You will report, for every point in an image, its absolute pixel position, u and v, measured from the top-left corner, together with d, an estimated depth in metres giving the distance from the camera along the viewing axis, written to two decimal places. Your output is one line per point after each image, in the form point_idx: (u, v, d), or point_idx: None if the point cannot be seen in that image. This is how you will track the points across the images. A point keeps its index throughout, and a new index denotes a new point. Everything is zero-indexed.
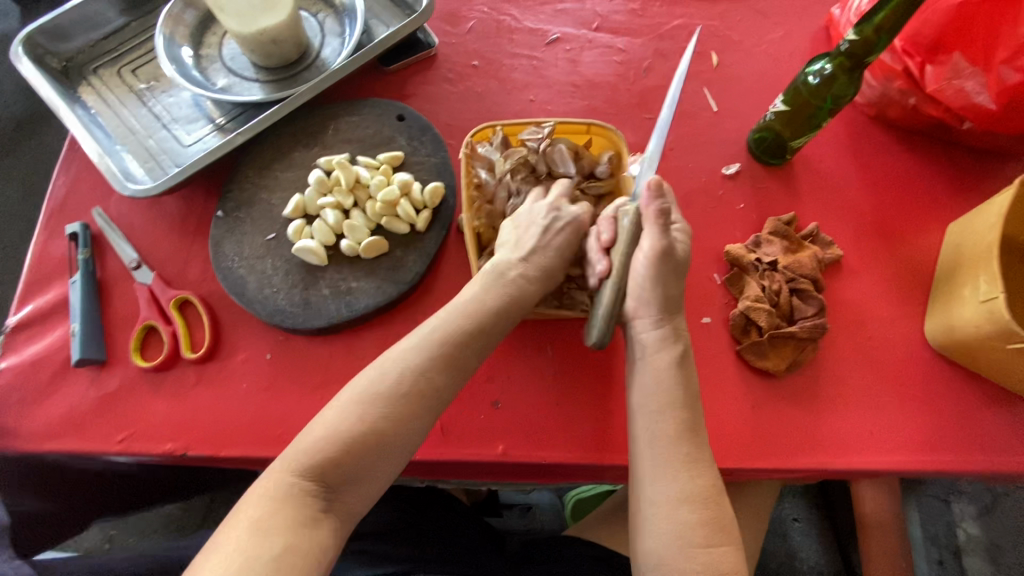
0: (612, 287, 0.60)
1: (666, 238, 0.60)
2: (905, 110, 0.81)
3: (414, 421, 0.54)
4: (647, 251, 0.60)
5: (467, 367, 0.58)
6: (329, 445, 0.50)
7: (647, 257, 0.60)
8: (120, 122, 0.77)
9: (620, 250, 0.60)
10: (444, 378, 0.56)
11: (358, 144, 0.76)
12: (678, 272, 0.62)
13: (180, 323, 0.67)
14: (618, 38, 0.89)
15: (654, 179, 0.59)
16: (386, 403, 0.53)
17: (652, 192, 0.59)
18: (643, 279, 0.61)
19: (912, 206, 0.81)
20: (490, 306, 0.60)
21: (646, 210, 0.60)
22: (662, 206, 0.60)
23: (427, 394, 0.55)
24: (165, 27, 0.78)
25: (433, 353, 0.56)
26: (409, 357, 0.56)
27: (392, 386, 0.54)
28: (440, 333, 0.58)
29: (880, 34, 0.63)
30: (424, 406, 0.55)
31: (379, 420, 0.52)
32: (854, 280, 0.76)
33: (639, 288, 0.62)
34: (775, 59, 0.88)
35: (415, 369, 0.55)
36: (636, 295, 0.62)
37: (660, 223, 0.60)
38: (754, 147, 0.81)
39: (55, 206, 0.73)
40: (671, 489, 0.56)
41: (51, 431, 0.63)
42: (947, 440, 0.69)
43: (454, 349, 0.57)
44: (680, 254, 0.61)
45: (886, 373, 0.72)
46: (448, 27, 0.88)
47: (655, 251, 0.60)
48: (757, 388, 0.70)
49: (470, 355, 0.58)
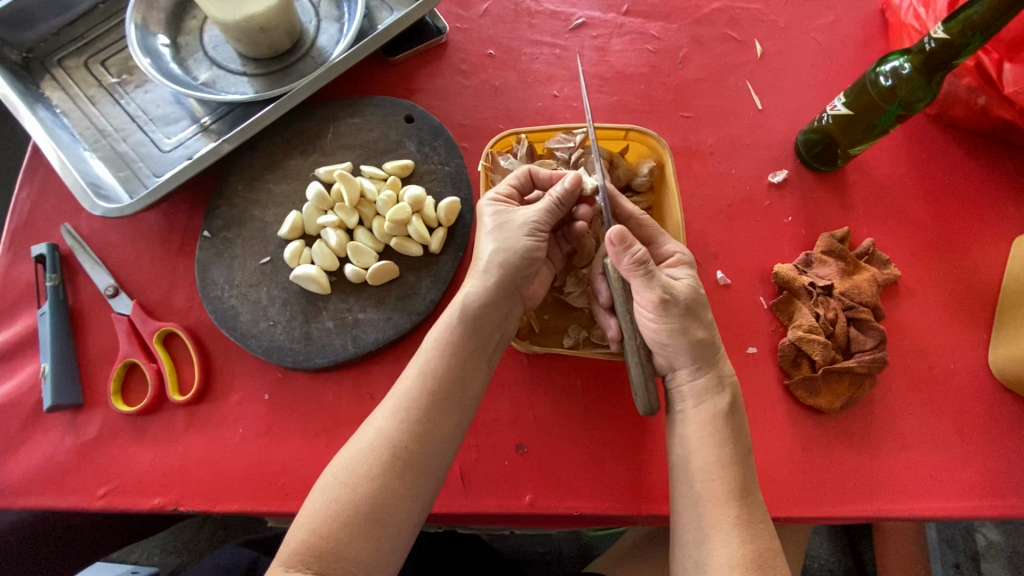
0: (630, 351, 0.54)
1: (657, 288, 0.52)
2: (971, 110, 0.70)
3: (403, 492, 0.48)
4: (646, 305, 0.53)
5: (455, 421, 0.52)
6: (317, 533, 0.45)
7: (650, 313, 0.53)
8: (89, 122, 0.68)
9: (621, 311, 0.54)
10: (428, 440, 0.50)
11: (362, 151, 0.67)
12: (693, 312, 0.54)
13: (164, 360, 0.60)
14: (651, 24, 0.79)
15: (614, 230, 0.51)
16: (366, 479, 0.47)
17: (616, 245, 0.51)
18: (655, 332, 0.54)
19: (979, 217, 0.72)
20: (458, 353, 0.53)
21: (620, 265, 0.52)
22: (636, 256, 0.52)
23: (416, 459, 0.49)
24: (137, 12, 0.68)
25: (407, 415, 0.50)
26: (383, 423, 0.50)
27: (367, 460, 0.48)
28: (411, 389, 0.51)
29: (971, 35, 0.54)
30: (413, 474, 0.49)
31: (363, 497, 0.47)
32: (916, 302, 0.68)
33: (658, 341, 0.55)
34: (827, 47, 0.78)
35: (391, 436, 0.49)
36: (662, 349, 0.55)
37: (643, 273, 0.52)
38: (804, 150, 0.72)
39: (20, 223, 0.65)
40: (719, 556, 0.48)
41: (24, 484, 0.57)
42: (1017, 483, 0.62)
43: (432, 406, 0.51)
44: (682, 296, 0.53)
45: (949, 408, 0.65)
46: (460, 10, 0.77)
47: (653, 304, 0.52)
48: (807, 427, 0.63)
49: (449, 411, 0.51)
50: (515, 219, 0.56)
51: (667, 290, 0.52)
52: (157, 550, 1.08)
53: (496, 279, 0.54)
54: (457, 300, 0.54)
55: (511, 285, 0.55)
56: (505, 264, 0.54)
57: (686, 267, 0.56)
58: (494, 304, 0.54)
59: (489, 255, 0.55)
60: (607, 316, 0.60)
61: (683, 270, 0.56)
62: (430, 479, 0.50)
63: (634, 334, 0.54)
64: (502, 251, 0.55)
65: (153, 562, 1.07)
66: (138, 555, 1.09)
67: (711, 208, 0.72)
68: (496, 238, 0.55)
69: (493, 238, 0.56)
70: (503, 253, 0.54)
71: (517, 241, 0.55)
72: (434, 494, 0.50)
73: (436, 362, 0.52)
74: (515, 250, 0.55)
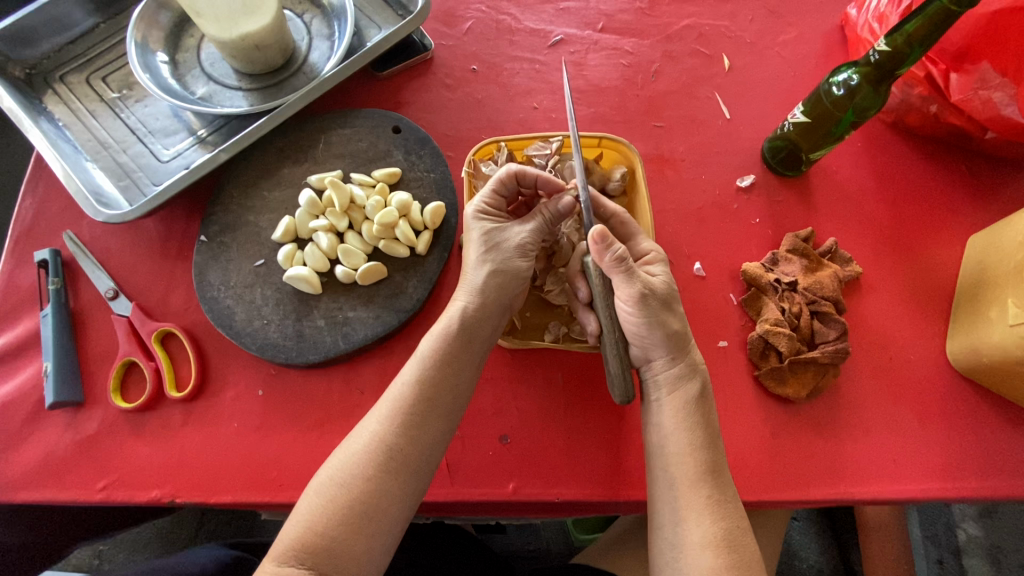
0: (608, 343, 0.56)
1: (638, 284, 0.55)
2: (925, 117, 0.75)
3: (397, 492, 0.51)
4: (626, 300, 0.56)
5: (445, 422, 0.55)
6: (315, 530, 0.48)
7: (628, 307, 0.56)
8: (90, 135, 0.71)
9: (600, 305, 0.57)
10: (421, 442, 0.53)
11: (351, 159, 0.71)
12: (668, 305, 0.58)
13: (162, 359, 0.63)
14: (625, 40, 0.84)
15: (596, 229, 0.53)
16: (362, 479, 0.50)
17: (598, 243, 0.54)
18: (632, 325, 0.57)
19: (933, 217, 0.76)
20: (451, 362, 0.56)
21: (602, 263, 0.55)
22: (616, 254, 0.55)
23: (409, 459, 0.52)
24: (137, 31, 0.72)
25: (401, 419, 0.53)
26: (377, 427, 0.52)
27: (362, 460, 0.51)
28: (407, 396, 0.54)
29: (911, 46, 0.58)
30: (407, 474, 0.51)
31: (358, 496, 0.49)
32: (876, 297, 0.72)
33: (637, 333, 0.58)
34: (790, 62, 0.83)
35: (386, 440, 0.52)
36: (639, 340, 0.58)
37: (623, 270, 0.55)
38: (769, 156, 0.77)
39: (22, 230, 0.68)
40: (693, 535, 0.51)
41: (26, 479, 0.59)
42: (975, 466, 0.65)
43: (426, 412, 0.54)
44: (659, 290, 0.57)
45: (910, 397, 0.68)
46: (445, 28, 0.82)
47: (632, 298, 0.55)
48: (776, 415, 0.66)
49: (440, 412, 0.54)
50: (505, 237, 0.60)
51: (646, 285, 0.56)
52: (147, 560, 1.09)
53: (486, 297, 0.57)
54: (441, 322, 0.58)
55: (497, 303, 0.58)
56: (493, 286, 0.58)
57: (661, 264, 0.61)
58: (477, 318, 0.57)
59: (487, 274, 0.58)
60: (587, 310, 0.63)
61: (659, 266, 0.60)
62: (423, 473, 0.53)
63: (613, 328, 0.56)
64: (489, 272, 0.58)
65: None
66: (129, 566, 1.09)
67: (683, 211, 0.76)
68: (483, 260, 0.59)
69: (486, 258, 0.59)
70: (491, 274, 0.58)
71: (502, 265, 0.58)
72: (425, 489, 0.53)
73: (420, 372, 0.55)
74: (511, 270, 0.59)
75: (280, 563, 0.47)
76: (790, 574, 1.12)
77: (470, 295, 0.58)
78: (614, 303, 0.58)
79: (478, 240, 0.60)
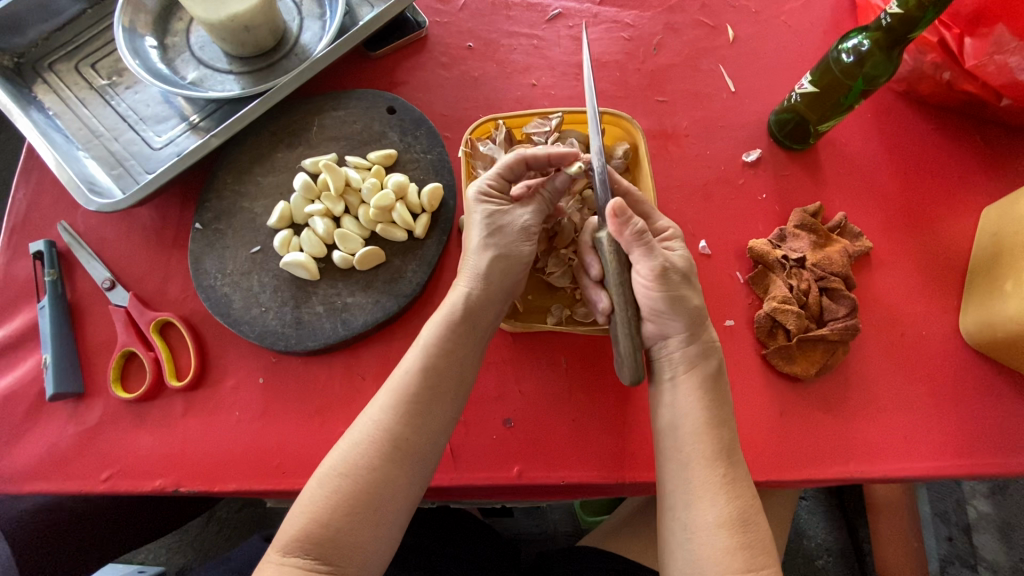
0: (621, 321, 0.55)
1: (659, 258, 0.54)
2: (938, 85, 0.72)
3: (401, 482, 0.50)
4: (645, 274, 0.54)
5: (448, 410, 0.54)
6: (320, 521, 0.47)
7: (647, 281, 0.54)
8: (81, 123, 0.70)
9: (615, 282, 0.54)
10: (425, 430, 0.52)
11: (346, 142, 0.70)
12: (688, 280, 0.56)
13: (161, 348, 0.62)
14: (625, 13, 0.81)
15: (617, 202, 0.52)
16: (363, 469, 0.49)
17: (617, 217, 0.52)
18: (650, 301, 0.55)
19: (946, 189, 0.74)
20: (452, 349, 0.55)
21: (620, 237, 0.54)
22: (637, 228, 0.53)
23: (411, 446, 0.51)
24: (124, 16, 0.70)
25: (402, 407, 0.52)
26: (379, 416, 0.52)
27: (366, 449, 0.50)
28: (409, 383, 0.53)
29: (924, 10, 0.55)
30: (410, 465, 0.51)
31: (371, 486, 0.49)
32: (886, 273, 0.71)
33: (654, 309, 0.56)
34: (796, 31, 0.80)
35: (389, 431, 0.51)
36: (657, 317, 0.56)
37: (643, 244, 0.54)
38: (776, 130, 0.74)
39: (16, 222, 0.68)
40: (706, 515, 0.50)
41: (29, 471, 0.59)
42: (988, 443, 0.64)
43: (430, 398, 0.53)
44: (678, 265, 0.56)
45: (922, 373, 0.67)
46: (439, 5, 0.80)
47: (652, 273, 0.54)
48: (784, 395, 0.65)
49: (440, 401, 0.53)
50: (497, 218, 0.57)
51: (667, 260, 0.55)
52: (161, 548, 1.10)
53: (496, 279, 0.56)
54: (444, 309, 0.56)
55: (503, 283, 0.57)
56: (487, 269, 0.56)
57: (679, 241, 0.59)
58: (483, 301, 0.56)
59: (489, 258, 0.56)
60: (597, 288, 0.61)
61: (678, 244, 0.59)
62: (425, 464, 0.52)
63: (627, 304, 0.54)
64: (491, 253, 0.56)
65: (160, 561, 1.10)
66: (143, 555, 1.10)
67: (688, 188, 0.74)
68: (494, 242, 0.57)
69: (488, 242, 0.57)
70: (498, 254, 0.57)
71: (509, 246, 0.57)
72: (429, 477, 0.53)
73: (421, 359, 0.54)
74: (514, 254, 0.57)
75: (285, 553, 0.47)
76: (797, 552, 1.12)
77: (479, 278, 0.56)
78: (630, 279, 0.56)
79: (479, 221, 0.58)
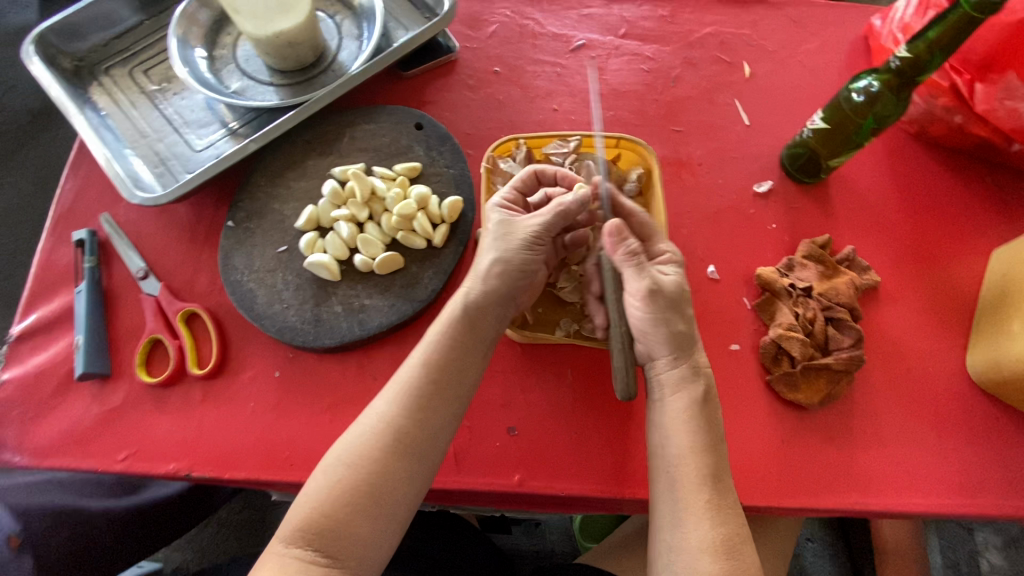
0: (615, 337, 0.57)
1: (647, 278, 0.56)
2: (949, 128, 0.74)
3: (401, 474, 0.52)
4: (636, 295, 0.56)
5: (449, 409, 0.55)
6: (319, 511, 0.49)
7: (637, 302, 0.57)
8: (130, 124, 0.75)
9: (610, 298, 0.58)
10: (428, 427, 0.54)
11: (374, 153, 0.73)
12: (676, 306, 0.57)
13: (186, 337, 0.65)
14: (646, 46, 0.85)
15: (613, 224, 0.57)
16: (366, 461, 0.51)
17: (611, 236, 0.57)
18: (640, 322, 0.57)
19: (957, 229, 0.75)
20: (457, 347, 0.57)
21: (614, 256, 0.57)
22: (628, 249, 0.57)
23: (414, 441, 0.53)
24: (179, 27, 0.75)
25: (408, 403, 0.54)
26: (383, 408, 0.54)
27: (368, 441, 0.52)
28: (413, 376, 0.55)
29: (932, 52, 0.58)
30: (410, 458, 0.52)
31: (369, 481, 0.50)
32: (893, 307, 0.71)
33: (644, 330, 0.58)
34: (811, 70, 0.83)
35: (392, 424, 0.53)
36: (645, 338, 0.58)
37: (634, 264, 0.57)
38: (788, 163, 0.77)
39: (62, 211, 0.72)
40: (692, 539, 0.51)
41: (52, 447, 0.62)
42: (994, 484, 0.63)
43: (431, 394, 0.54)
44: (668, 289, 0.57)
45: (929, 408, 0.67)
46: (469, 32, 0.84)
47: (641, 294, 0.56)
48: (786, 421, 0.66)
49: (444, 401, 0.55)
50: (518, 228, 0.60)
51: (655, 282, 0.56)
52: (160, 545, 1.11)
53: (497, 281, 0.58)
54: (452, 303, 0.59)
55: (508, 291, 0.59)
56: (504, 274, 0.58)
57: (674, 265, 0.60)
58: (490, 309, 0.58)
59: (490, 261, 0.59)
60: (598, 305, 0.63)
61: (672, 267, 0.60)
62: (426, 461, 0.53)
63: (622, 321, 0.57)
64: (501, 259, 0.58)
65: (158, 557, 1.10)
66: None
67: (699, 215, 0.76)
68: (496, 246, 0.59)
69: (498, 246, 0.59)
70: (503, 260, 0.58)
71: (514, 250, 0.59)
72: (430, 476, 0.54)
73: (415, 365, 0.56)
74: (515, 260, 0.59)
75: (287, 544, 0.48)
76: None
77: (483, 280, 0.58)
78: (623, 298, 0.59)
79: (492, 228, 0.61)
